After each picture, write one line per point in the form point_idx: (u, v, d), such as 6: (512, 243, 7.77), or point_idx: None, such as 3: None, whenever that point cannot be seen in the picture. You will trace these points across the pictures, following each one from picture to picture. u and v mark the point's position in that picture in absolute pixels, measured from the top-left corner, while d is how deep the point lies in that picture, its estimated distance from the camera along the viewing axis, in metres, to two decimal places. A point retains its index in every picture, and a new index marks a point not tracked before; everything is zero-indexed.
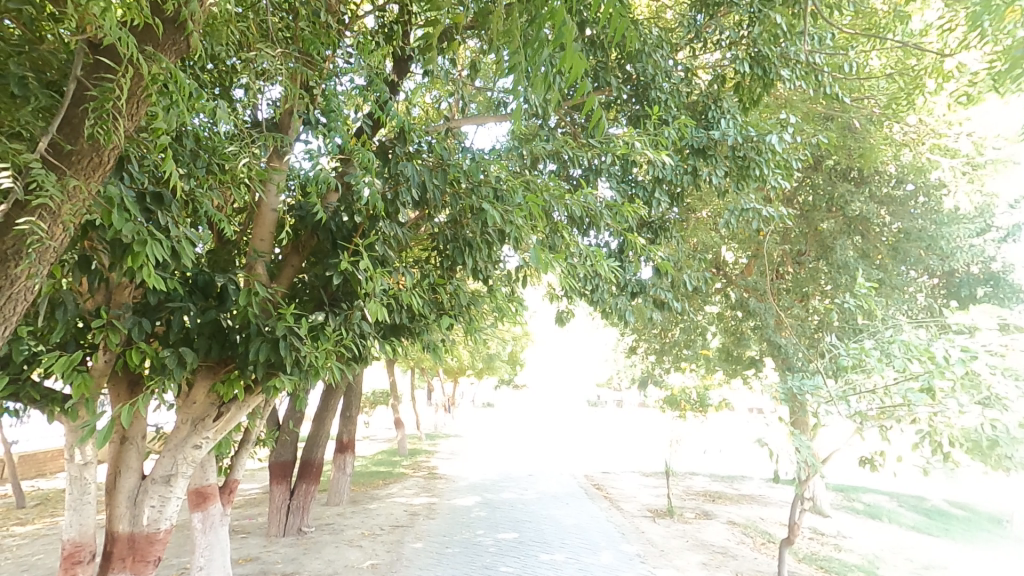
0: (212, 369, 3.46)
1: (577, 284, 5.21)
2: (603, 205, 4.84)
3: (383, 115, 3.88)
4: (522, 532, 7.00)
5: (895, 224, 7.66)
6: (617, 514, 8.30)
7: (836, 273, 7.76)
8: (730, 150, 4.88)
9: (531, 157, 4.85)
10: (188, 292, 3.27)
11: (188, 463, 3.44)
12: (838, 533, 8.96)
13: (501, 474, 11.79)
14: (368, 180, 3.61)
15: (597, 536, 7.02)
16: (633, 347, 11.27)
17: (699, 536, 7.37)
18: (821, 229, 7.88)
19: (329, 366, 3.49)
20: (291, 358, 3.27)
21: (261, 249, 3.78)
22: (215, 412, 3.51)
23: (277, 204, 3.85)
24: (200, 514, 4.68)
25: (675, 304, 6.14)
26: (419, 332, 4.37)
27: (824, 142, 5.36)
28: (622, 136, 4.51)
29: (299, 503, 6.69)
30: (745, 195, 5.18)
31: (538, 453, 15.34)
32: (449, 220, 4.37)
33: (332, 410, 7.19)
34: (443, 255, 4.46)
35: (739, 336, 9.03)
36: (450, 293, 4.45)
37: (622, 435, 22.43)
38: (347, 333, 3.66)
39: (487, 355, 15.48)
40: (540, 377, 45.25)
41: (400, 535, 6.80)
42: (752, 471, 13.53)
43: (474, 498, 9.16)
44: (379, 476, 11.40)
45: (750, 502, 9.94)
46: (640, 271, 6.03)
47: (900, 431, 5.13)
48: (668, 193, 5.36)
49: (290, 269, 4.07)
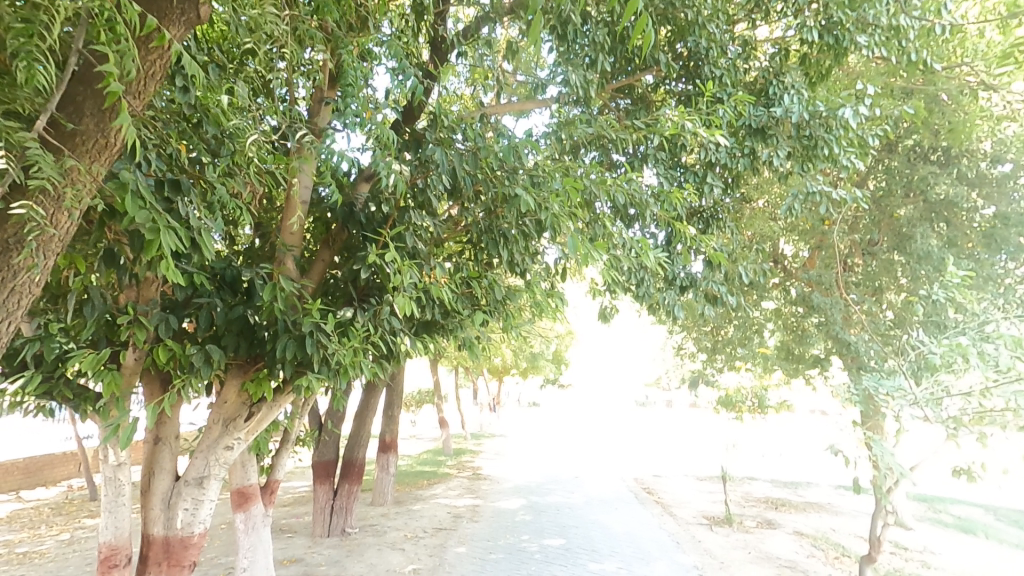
0: (242, 367, 3.44)
1: (622, 277, 4.88)
2: (649, 193, 4.48)
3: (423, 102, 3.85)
4: (569, 538, 6.67)
5: (988, 209, 6.82)
6: (671, 521, 7.83)
7: (916, 266, 6.99)
8: (794, 128, 4.37)
9: (571, 143, 4.53)
10: (216, 289, 3.26)
11: (219, 465, 3.38)
12: (925, 548, 8.15)
13: (546, 476, 11.48)
14: (394, 167, 3.50)
15: (649, 545, 6.59)
16: (683, 345, 10.72)
17: (762, 548, 6.81)
18: (897, 216, 7.14)
19: (357, 363, 3.46)
20: (318, 356, 3.25)
21: (290, 243, 3.74)
22: (246, 412, 3.45)
23: (307, 198, 3.80)
24: (242, 515, 4.66)
25: (730, 299, 5.65)
26: (452, 329, 4.24)
27: (909, 114, 4.74)
28: (671, 116, 4.12)
29: (342, 503, 6.66)
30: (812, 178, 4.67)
31: (585, 455, 14.92)
32: (483, 210, 4.29)
33: (372, 409, 7.13)
34: (476, 247, 4.36)
35: (802, 333, 8.35)
36: (484, 287, 4.27)
37: (672, 438, 21.61)
38: (376, 330, 3.62)
39: (530, 354, 15.24)
40: (586, 377, 44.54)
41: (442, 538, 6.64)
42: (817, 478, 12.59)
43: (518, 501, 8.91)
44: (424, 476, 11.34)
45: (817, 512, 9.18)
46: (691, 264, 5.57)
47: (1004, 438, 4.56)
48: (723, 178, 4.94)
49: (321, 264, 4.05)
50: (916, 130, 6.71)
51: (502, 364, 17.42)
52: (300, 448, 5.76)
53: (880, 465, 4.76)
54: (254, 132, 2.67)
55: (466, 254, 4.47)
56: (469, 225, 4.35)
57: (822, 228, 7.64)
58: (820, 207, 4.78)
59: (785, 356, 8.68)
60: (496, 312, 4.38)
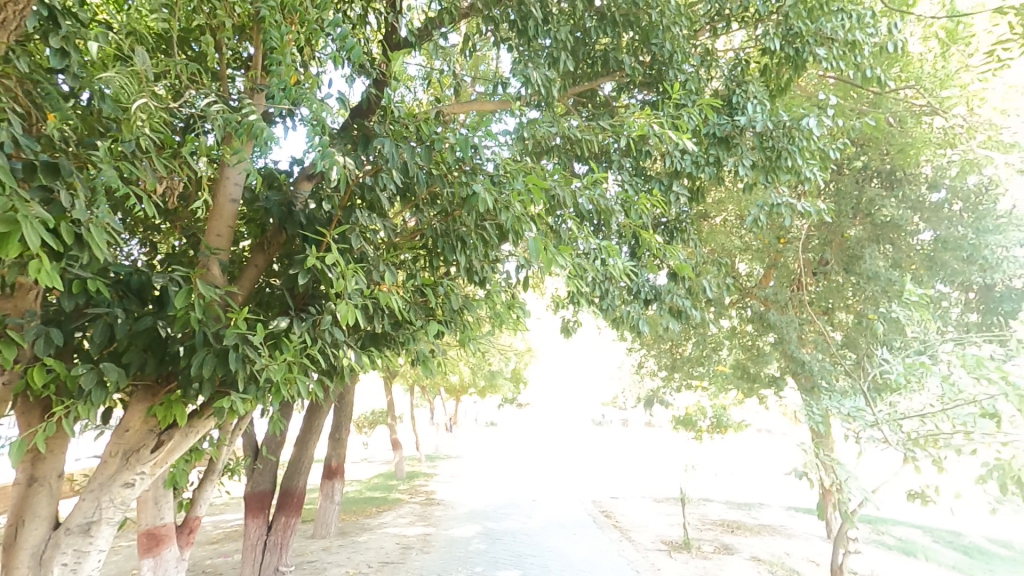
0: (150, 389, 2.91)
1: (585, 289, 4.68)
2: (615, 200, 4.36)
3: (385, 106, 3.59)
4: (526, 570, 6.26)
5: (927, 232, 7.01)
6: (630, 547, 7.56)
7: (866, 284, 7.12)
8: (758, 140, 4.31)
9: (533, 145, 4.30)
10: (120, 298, 2.72)
11: (114, 507, 2.84)
12: (873, 572, 8.18)
13: (503, 500, 11.01)
14: (338, 160, 3.09)
15: (609, 575, 6.24)
16: (642, 363, 10.61)
17: (722, 574, 6.59)
18: (848, 235, 7.29)
19: (289, 380, 3.01)
20: (242, 374, 2.81)
21: (216, 246, 3.25)
22: (153, 441, 2.94)
23: (239, 194, 3.35)
24: (151, 561, 4.04)
25: (693, 313, 5.65)
26: (404, 341, 3.85)
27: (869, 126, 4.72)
28: (637, 119, 3.95)
29: (277, 539, 6.00)
30: (775, 190, 4.60)
31: (543, 478, 14.53)
32: (439, 213, 4.03)
33: (315, 432, 6.54)
34: (432, 253, 4.08)
35: (757, 352, 8.50)
36: (440, 296, 3.94)
37: (628, 457, 21.58)
38: (314, 342, 3.18)
39: (488, 372, 14.81)
40: (544, 396, 44.41)
41: (389, 574, 6.08)
42: (770, 497, 12.70)
43: (473, 529, 8.43)
44: (372, 504, 10.63)
45: (772, 533, 9.16)
46: (655, 278, 5.59)
47: (958, 462, 4.28)
48: (688, 188, 4.87)
49: (253, 270, 3.53)
50: (867, 150, 6.88)
51: (459, 382, 16.90)
52: (228, 478, 5.14)
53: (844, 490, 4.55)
54: (145, 99, 2.18)
55: (423, 259, 4.14)
56: (424, 230, 4.02)
57: (778, 246, 7.72)
58: (785, 220, 4.74)
59: (741, 375, 8.68)
60: (453, 323, 4.04)
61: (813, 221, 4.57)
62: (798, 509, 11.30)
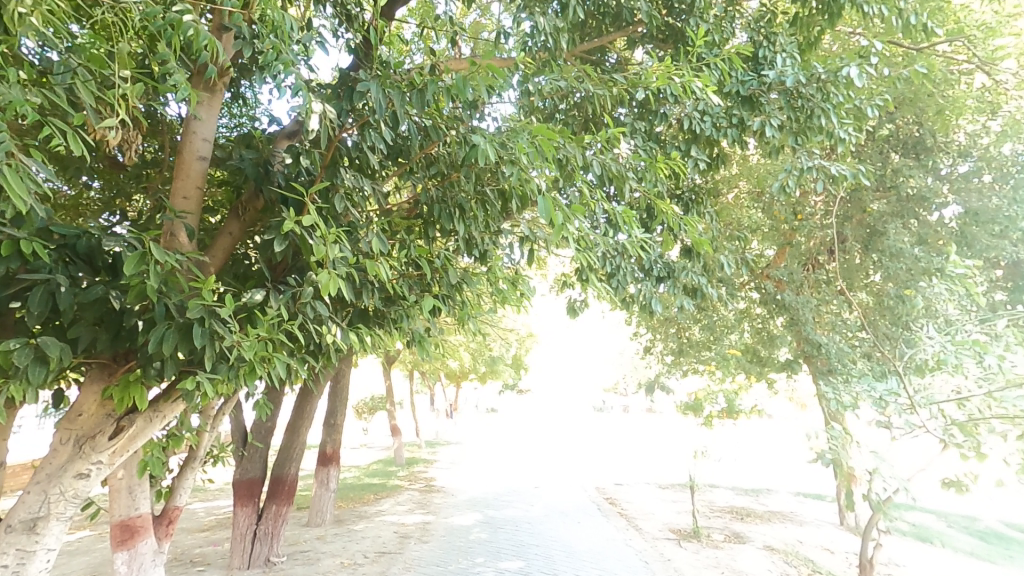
0: (107, 368, 2.57)
1: (594, 260, 4.41)
2: (630, 166, 4.03)
3: (374, 50, 3.16)
4: (529, 561, 5.97)
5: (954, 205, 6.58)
6: (637, 536, 7.29)
7: (889, 262, 6.72)
8: (787, 97, 3.92)
9: (540, 104, 3.92)
10: (65, 265, 2.34)
11: (65, 501, 2.51)
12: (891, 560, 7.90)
13: (504, 487, 10.77)
14: (315, 108, 2.69)
15: (617, 566, 5.93)
16: (648, 347, 10.29)
17: (735, 565, 6.27)
18: (869, 210, 6.89)
19: (264, 359, 2.67)
20: (209, 350, 2.46)
21: (183, 208, 2.87)
22: (112, 427, 2.60)
23: (208, 151, 2.97)
24: (125, 554, 3.71)
25: (709, 291, 5.39)
26: (395, 317, 3.52)
27: (923, 74, 4.07)
28: (657, 71, 3.55)
29: (267, 529, 5.69)
30: (804, 152, 4.23)
31: (544, 464, 14.31)
32: (434, 178, 3.72)
33: (308, 418, 6.24)
34: (428, 222, 3.73)
35: (769, 335, 8.40)
36: (437, 269, 3.61)
37: (630, 443, 21.40)
38: (294, 316, 2.83)
39: (489, 358, 14.51)
40: (545, 382, 44.40)
41: (385, 565, 5.78)
42: (776, 483, 12.45)
43: (473, 517, 8.17)
44: (370, 490, 10.39)
45: (782, 521, 8.90)
46: (668, 254, 5.38)
47: (998, 442, 3.84)
48: (708, 153, 4.53)
49: (226, 239, 3.13)
50: (893, 118, 6.47)
51: (459, 368, 16.65)
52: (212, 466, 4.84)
53: (878, 486, 4.10)
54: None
55: (416, 230, 3.83)
56: (419, 197, 3.70)
57: (795, 223, 7.35)
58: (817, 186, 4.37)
59: (752, 359, 8.52)
60: (450, 298, 3.73)
61: (846, 187, 4.20)
62: (806, 496, 11.06)
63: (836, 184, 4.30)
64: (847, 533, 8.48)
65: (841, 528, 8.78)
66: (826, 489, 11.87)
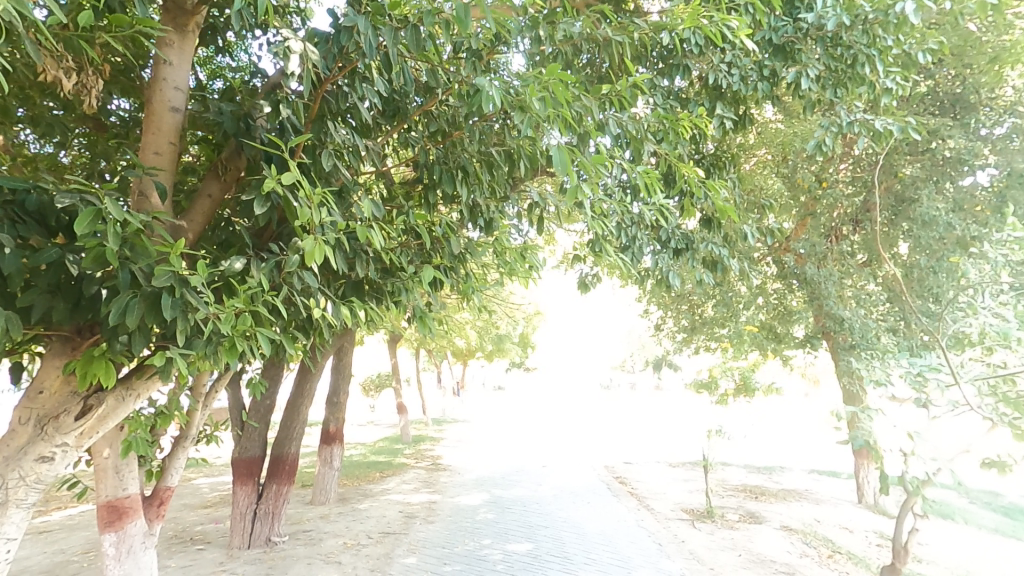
0: (70, 341, 2.31)
1: (609, 226, 4.08)
2: (649, 121, 3.66)
3: None
4: (538, 543, 5.78)
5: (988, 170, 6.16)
6: (649, 517, 7.10)
7: (921, 232, 6.33)
8: (827, 42, 3.51)
9: (550, 53, 3.54)
10: (13, 224, 2.05)
11: (26, 487, 2.28)
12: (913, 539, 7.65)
13: (512, 466, 10.63)
14: (294, 48, 2.33)
15: (629, 549, 5.71)
16: (659, 324, 10.00)
17: (752, 547, 6.03)
18: (901, 175, 6.50)
19: (245, 333, 2.39)
20: (180, 323, 2.17)
21: (153, 165, 2.54)
22: (78, 406, 2.35)
23: (182, 102, 2.63)
24: (114, 536, 3.50)
25: (731, 263, 5.04)
26: (391, 291, 3.21)
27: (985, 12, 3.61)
28: (684, 10, 3.16)
29: (268, 508, 5.53)
30: (843, 105, 3.86)
31: (551, 443, 14.19)
32: (433, 138, 3.38)
33: (308, 397, 6.02)
34: (427, 185, 3.41)
35: (787, 311, 8.07)
36: (439, 236, 3.30)
37: (637, 422, 21.30)
38: (278, 287, 2.54)
39: (496, 335, 14.30)
40: (552, 361, 44.36)
41: (389, 546, 5.60)
42: (789, 462, 12.24)
43: (481, 496, 8.01)
44: (376, 468, 10.27)
45: (798, 500, 8.69)
46: (685, 224, 5.04)
47: None
48: (735, 109, 4.13)
49: (206, 202, 2.82)
50: (931, 75, 6.00)
51: (465, 346, 16.50)
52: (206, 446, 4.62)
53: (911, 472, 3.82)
54: None
55: (415, 197, 3.52)
56: (417, 158, 3.38)
57: (818, 191, 6.94)
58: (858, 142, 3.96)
59: (768, 335, 8.26)
60: (452, 269, 3.43)
61: (890, 143, 3.83)
62: (820, 474, 10.85)
63: (877, 141, 3.92)
64: (865, 512, 8.26)
65: (859, 507, 8.57)
66: (840, 468, 11.65)
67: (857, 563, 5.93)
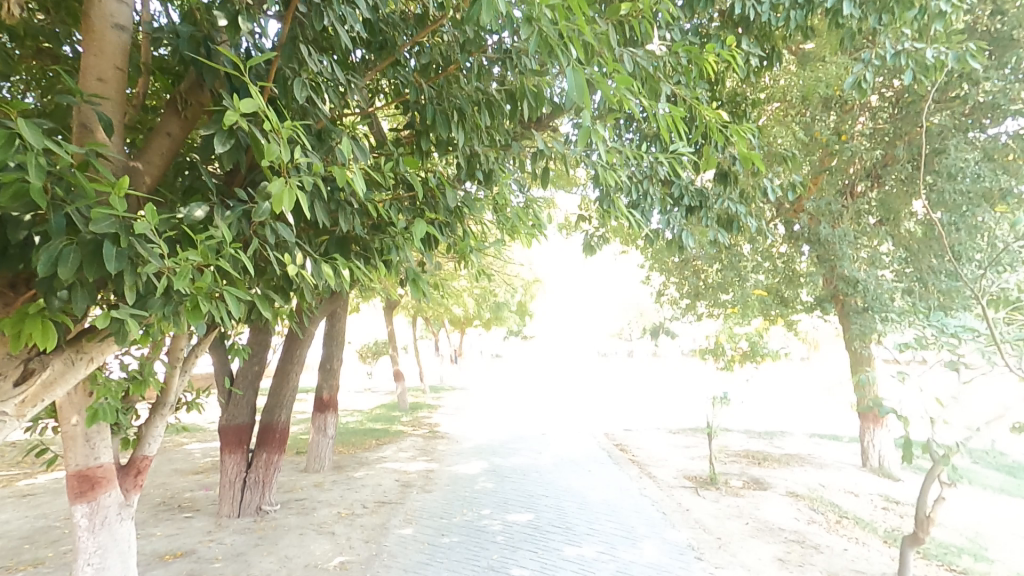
0: (2, 297, 1.97)
1: (620, 177, 3.73)
2: (669, 53, 3.27)
3: None
4: (540, 513, 5.62)
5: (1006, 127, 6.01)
6: (652, 484, 6.97)
7: (947, 185, 6.00)
8: None
9: None
10: None
11: None
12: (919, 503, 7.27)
13: (511, 433, 10.53)
14: None
15: (633, 518, 5.56)
16: (662, 289, 9.72)
17: (759, 515, 5.89)
18: (928, 125, 6.18)
19: (210, 292, 2.04)
20: (129, 279, 1.82)
21: (95, 94, 2.13)
22: (17, 370, 2.03)
23: (128, 19, 2.19)
24: (86, 507, 3.22)
25: (748, 222, 4.71)
26: (381, 249, 2.87)
27: None
28: None
29: (258, 477, 5.32)
30: (887, 35, 3.50)
31: (549, 411, 14.12)
32: (426, 74, 2.96)
33: (298, 364, 5.75)
34: (421, 132, 3.02)
35: (797, 276, 7.80)
36: (433, 189, 2.92)
37: (635, 389, 21.33)
38: (249, 239, 2.17)
39: (494, 302, 14.01)
40: (549, 329, 44.42)
41: (385, 516, 5.42)
42: (789, 428, 12.21)
43: (479, 464, 7.88)
44: (372, 435, 10.13)
45: (800, 466, 8.61)
46: (699, 178, 4.69)
47: None
48: (763, 41, 3.74)
49: (163, 140, 2.41)
50: (968, 15, 5.56)
51: (462, 313, 16.25)
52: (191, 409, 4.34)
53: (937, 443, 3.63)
54: None
55: (404, 142, 3.16)
56: (408, 99, 2.97)
57: (837, 146, 6.56)
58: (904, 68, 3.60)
59: (774, 300, 8.12)
60: (448, 225, 3.08)
61: (937, 78, 3.51)
62: (821, 439, 10.82)
63: (922, 77, 3.58)
64: (869, 476, 8.20)
65: (862, 470, 8.50)
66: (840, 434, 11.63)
67: (865, 529, 5.86)
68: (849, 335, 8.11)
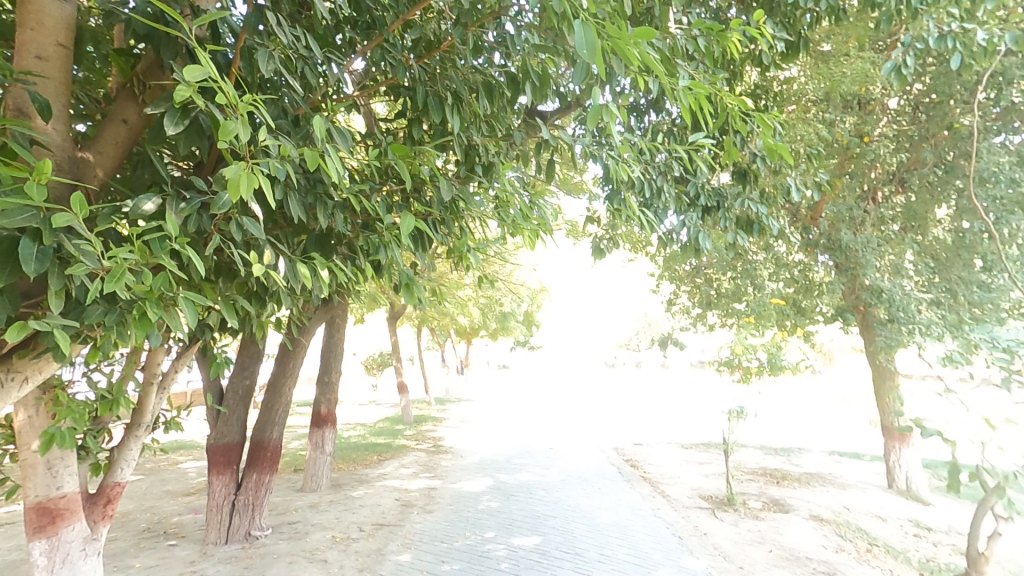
0: None
1: (632, 177, 3.43)
2: (687, 37, 2.98)
3: None
4: (547, 537, 5.25)
5: None
6: (666, 505, 6.58)
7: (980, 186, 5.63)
8: None
9: None
10: None
11: None
12: (954, 526, 6.83)
13: (518, 448, 10.15)
14: None
15: (647, 543, 5.17)
16: (673, 298, 9.36)
17: (782, 540, 5.48)
18: (957, 126, 5.72)
19: (159, 299, 1.73)
20: (54, 281, 1.52)
21: (33, 72, 1.87)
22: None
23: None
24: (44, 544, 2.89)
25: (771, 224, 4.29)
26: (367, 249, 2.58)
27: None
28: None
29: (247, 500, 4.99)
30: (929, 15, 3.19)
31: (557, 425, 13.71)
32: (417, 54, 2.67)
33: (290, 377, 5.41)
34: (412, 118, 2.73)
35: (815, 283, 7.44)
36: (426, 181, 2.66)
37: (645, 402, 20.83)
38: (208, 237, 1.86)
39: (499, 313, 13.66)
40: (557, 340, 43.99)
41: (382, 541, 5.08)
42: (808, 442, 11.72)
43: (484, 482, 7.51)
44: (374, 451, 9.80)
45: (822, 485, 8.16)
46: (715, 179, 4.38)
47: None
48: (786, 27, 3.44)
49: (115, 126, 2.12)
50: None
51: (468, 324, 15.94)
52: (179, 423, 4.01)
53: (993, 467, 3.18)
54: None
55: (392, 130, 2.90)
56: (398, 82, 2.67)
57: (858, 147, 6.24)
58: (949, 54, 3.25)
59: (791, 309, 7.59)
60: (442, 223, 2.83)
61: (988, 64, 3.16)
62: (842, 456, 10.33)
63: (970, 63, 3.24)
64: (897, 498, 7.75)
65: (889, 491, 8.05)
66: (863, 449, 11.13)
67: (898, 559, 5.44)
68: (873, 346, 7.71)
